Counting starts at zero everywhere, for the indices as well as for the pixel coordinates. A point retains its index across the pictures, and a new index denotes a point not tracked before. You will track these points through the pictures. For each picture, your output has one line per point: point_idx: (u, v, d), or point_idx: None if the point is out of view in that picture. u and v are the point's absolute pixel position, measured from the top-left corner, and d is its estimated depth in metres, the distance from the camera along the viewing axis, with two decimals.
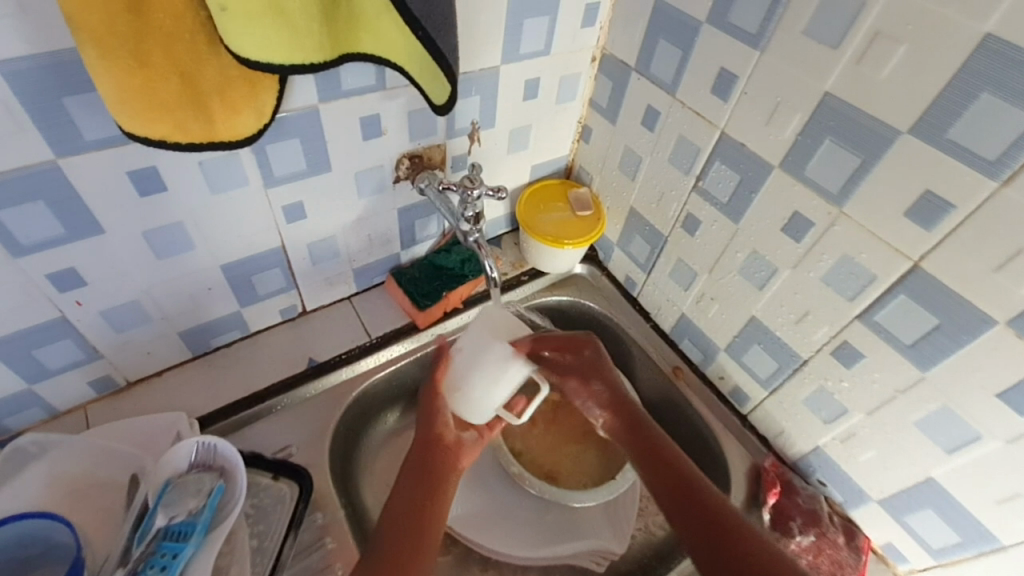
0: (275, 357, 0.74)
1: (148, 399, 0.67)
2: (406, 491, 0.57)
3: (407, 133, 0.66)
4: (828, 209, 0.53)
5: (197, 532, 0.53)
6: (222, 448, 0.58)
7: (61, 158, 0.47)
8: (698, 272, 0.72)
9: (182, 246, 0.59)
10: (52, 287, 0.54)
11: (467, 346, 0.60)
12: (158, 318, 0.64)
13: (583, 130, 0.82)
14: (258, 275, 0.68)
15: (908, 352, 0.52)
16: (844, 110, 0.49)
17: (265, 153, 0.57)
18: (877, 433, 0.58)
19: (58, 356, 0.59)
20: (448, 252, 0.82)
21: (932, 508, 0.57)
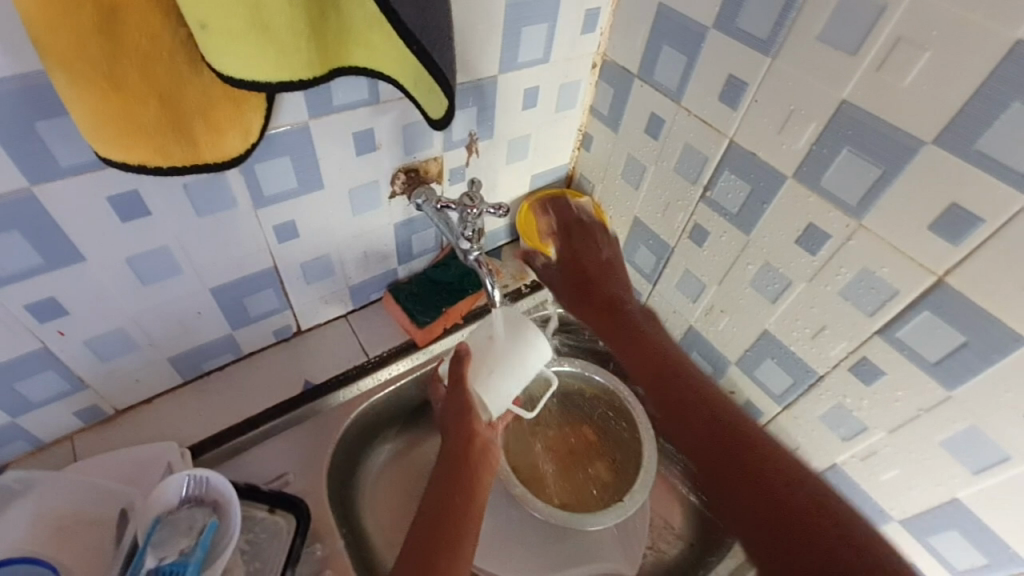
0: (270, 380, 0.71)
1: (137, 428, 0.65)
2: (437, 489, 0.52)
3: (403, 146, 0.63)
4: (845, 221, 0.51)
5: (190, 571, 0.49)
6: (215, 481, 0.55)
7: (36, 186, 0.44)
8: (707, 284, 0.69)
9: (169, 271, 0.56)
10: (32, 319, 0.51)
11: (500, 335, 0.57)
12: (146, 345, 0.61)
13: (584, 137, 0.79)
14: (250, 296, 0.65)
15: (932, 370, 0.49)
16: (863, 119, 0.46)
17: (254, 172, 0.54)
18: (900, 452, 0.55)
19: (41, 388, 0.56)
20: (446, 266, 0.79)
21: (959, 529, 0.54)
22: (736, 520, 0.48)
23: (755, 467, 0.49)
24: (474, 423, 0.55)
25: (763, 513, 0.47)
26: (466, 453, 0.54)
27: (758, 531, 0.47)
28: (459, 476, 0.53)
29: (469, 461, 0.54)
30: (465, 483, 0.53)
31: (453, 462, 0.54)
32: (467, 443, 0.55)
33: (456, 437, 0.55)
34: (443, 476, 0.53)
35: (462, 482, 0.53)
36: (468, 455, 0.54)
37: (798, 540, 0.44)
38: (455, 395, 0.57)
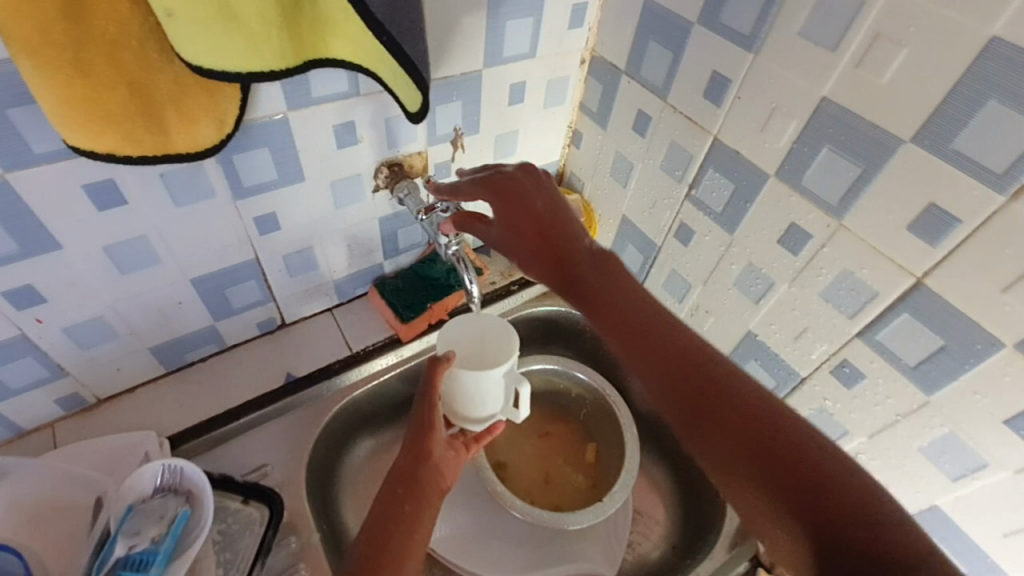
0: (253, 372, 0.71)
1: (118, 416, 0.65)
2: (377, 515, 0.49)
3: (385, 139, 0.63)
4: (827, 220, 0.50)
5: (158, 562, 0.49)
6: (188, 471, 0.55)
7: (9, 172, 0.44)
8: (692, 283, 0.69)
9: (147, 260, 0.56)
10: (9, 305, 0.51)
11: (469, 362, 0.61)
12: (126, 333, 0.61)
13: (573, 134, 0.78)
14: (232, 287, 0.65)
15: (911, 374, 0.49)
16: (843, 117, 0.46)
17: (232, 163, 0.54)
18: (879, 457, 0.54)
19: (19, 375, 0.57)
20: (433, 262, 0.79)
21: (937, 538, 0.53)
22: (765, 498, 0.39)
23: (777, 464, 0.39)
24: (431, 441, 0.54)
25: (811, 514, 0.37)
26: (416, 473, 0.52)
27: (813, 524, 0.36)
28: (411, 494, 0.51)
29: (419, 479, 0.51)
30: (407, 511, 0.50)
31: (400, 482, 0.51)
32: (420, 461, 0.53)
33: (411, 454, 0.53)
34: (386, 500, 0.50)
35: (407, 506, 0.50)
36: (420, 473, 0.52)
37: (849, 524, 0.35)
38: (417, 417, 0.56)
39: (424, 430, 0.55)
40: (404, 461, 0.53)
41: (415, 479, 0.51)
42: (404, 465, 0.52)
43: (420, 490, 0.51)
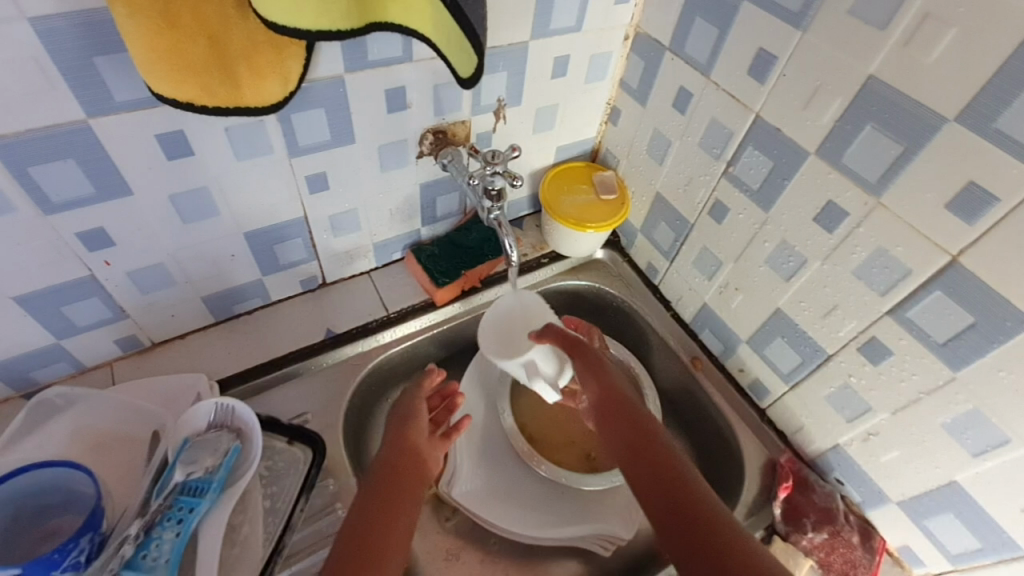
0: (295, 326, 0.75)
1: (170, 360, 0.69)
2: (370, 490, 0.52)
3: (432, 106, 0.65)
4: (864, 198, 0.51)
5: (212, 489, 0.54)
6: (239, 411, 0.59)
7: (92, 119, 0.47)
8: (722, 261, 0.70)
9: (207, 211, 0.60)
10: (83, 246, 0.55)
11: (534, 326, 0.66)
12: (182, 281, 0.65)
13: (611, 111, 0.80)
14: (281, 243, 0.68)
15: (938, 350, 0.50)
16: (888, 94, 0.46)
17: (290, 121, 0.57)
18: (901, 432, 0.56)
19: (85, 314, 0.61)
20: (468, 231, 0.82)
21: (953, 514, 0.54)
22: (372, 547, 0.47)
23: (367, 539, 0.48)
24: (412, 435, 0.59)
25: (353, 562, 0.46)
26: (396, 462, 0.56)
27: (365, 559, 0.46)
28: (397, 472, 0.55)
29: (405, 467, 0.56)
30: (400, 492, 0.53)
31: (388, 470, 0.55)
32: (402, 453, 0.57)
33: (394, 444, 0.58)
34: (374, 490, 0.52)
35: (396, 492, 0.53)
36: (405, 465, 0.56)
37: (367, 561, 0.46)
38: (398, 422, 0.61)
39: (407, 426, 0.60)
40: (390, 451, 0.57)
41: (400, 466, 0.56)
42: (392, 450, 0.57)
43: (400, 492, 0.53)
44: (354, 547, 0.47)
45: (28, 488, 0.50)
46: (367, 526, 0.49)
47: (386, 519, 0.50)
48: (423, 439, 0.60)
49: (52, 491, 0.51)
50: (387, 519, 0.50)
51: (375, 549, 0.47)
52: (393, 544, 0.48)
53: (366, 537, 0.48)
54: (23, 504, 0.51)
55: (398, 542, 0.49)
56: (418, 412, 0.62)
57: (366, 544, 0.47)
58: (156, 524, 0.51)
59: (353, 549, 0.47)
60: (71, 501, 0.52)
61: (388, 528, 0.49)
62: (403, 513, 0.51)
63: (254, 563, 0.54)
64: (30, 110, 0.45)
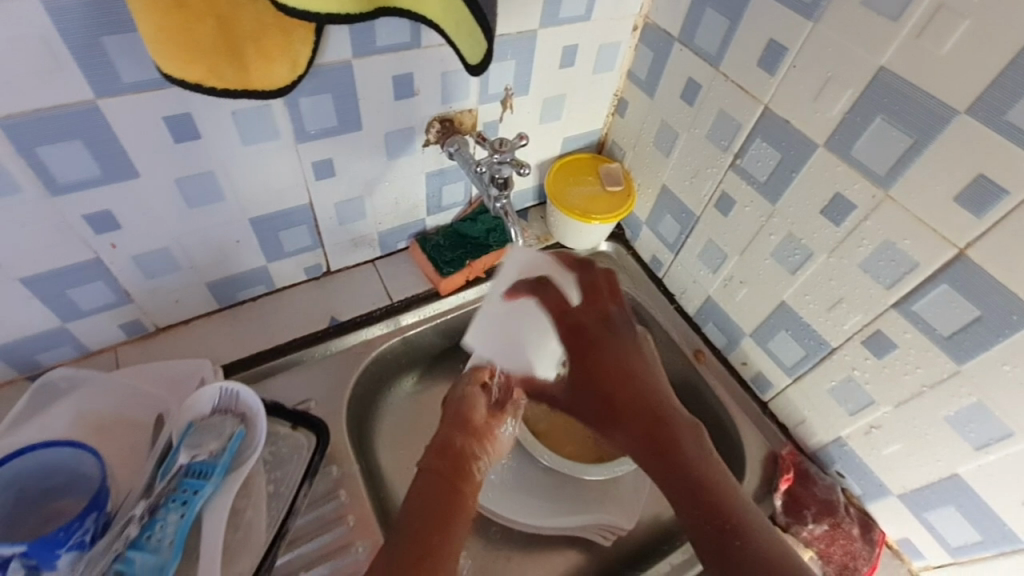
0: (300, 313, 0.75)
1: (174, 345, 0.69)
2: (437, 462, 0.51)
3: (439, 94, 0.65)
4: (873, 191, 0.51)
5: (216, 473, 0.54)
6: (242, 395, 0.59)
7: (99, 99, 0.47)
8: (728, 254, 0.70)
9: (213, 195, 0.60)
10: (89, 229, 0.55)
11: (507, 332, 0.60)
12: (187, 266, 0.65)
13: (618, 103, 0.80)
14: (286, 230, 0.68)
15: (943, 344, 0.50)
16: (899, 86, 0.46)
17: (298, 106, 0.57)
18: (903, 426, 0.56)
19: (89, 297, 0.61)
20: (474, 221, 0.82)
21: (954, 506, 0.55)
22: (442, 515, 0.46)
23: (439, 508, 0.47)
24: (473, 411, 0.58)
25: (428, 531, 0.45)
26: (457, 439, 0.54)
27: (438, 528, 0.45)
28: (462, 447, 0.53)
29: (467, 442, 0.54)
30: (466, 464, 0.52)
31: (451, 445, 0.54)
32: (464, 429, 0.56)
33: (455, 421, 0.57)
34: (442, 461, 0.51)
35: (461, 465, 0.52)
36: (467, 440, 0.55)
37: (439, 530, 0.45)
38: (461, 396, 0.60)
39: (467, 402, 0.59)
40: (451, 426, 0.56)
41: (461, 445, 0.54)
42: (452, 427, 0.56)
43: (467, 466, 0.52)
44: (428, 513, 0.46)
45: (33, 469, 0.50)
46: (439, 493, 0.48)
47: (457, 490, 0.49)
48: (482, 416, 0.59)
49: (57, 473, 0.51)
50: (458, 490, 0.49)
51: (449, 518, 0.46)
52: (463, 515, 0.47)
53: (438, 505, 0.47)
54: (26, 485, 0.51)
55: (465, 514, 0.48)
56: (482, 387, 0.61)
57: (436, 513, 0.46)
58: (160, 506, 0.51)
59: (428, 515, 0.46)
60: (75, 483, 0.52)
61: (461, 499, 0.48)
62: (467, 486, 0.50)
63: (257, 547, 0.54)
64: (37, 89, 0.44)
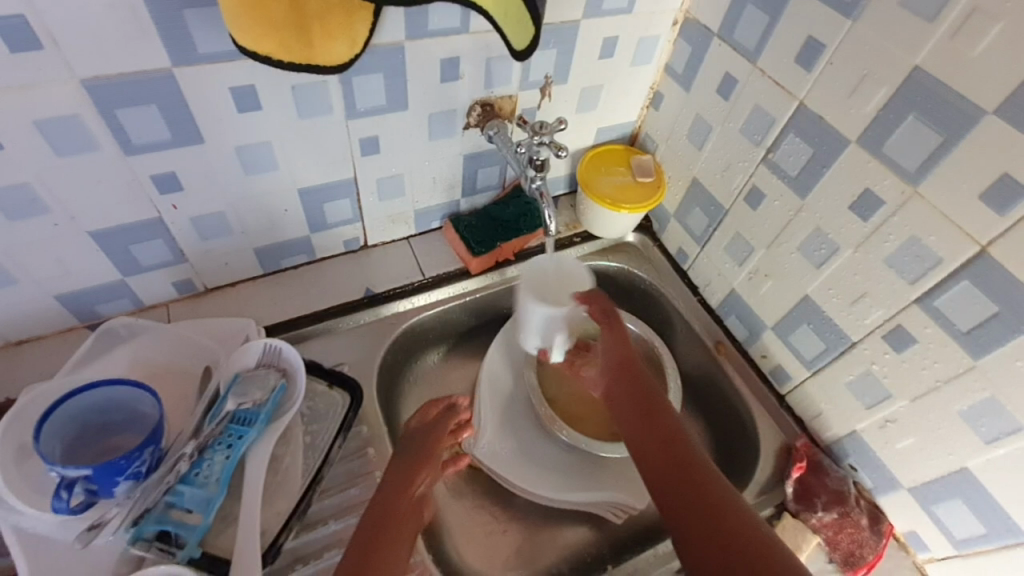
0: (337, 283, 0.79)
1: (221, 305, 0.74)
2: (371, 519, 0.51)
3: (482, 79, 0.68)
4: (901, 187, 0.52)
5: (260, 421, 0.58)
6: (286, 352, 0.63)
7: (176, 68, 0.51)
8: (754, 247, 0.72)
9: (267, 165, 0.64)
10: (155, 189, 0.60)
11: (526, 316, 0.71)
12: (238, 231, 0.69)
13: (654, 96, 0.81)
14: (330, 202, 0.72)
15: (962, 339, 0.51)
16: (933, 85, 0.48)
17: (351, 84, 0.60)
18: (918, 420, 0.57)
19: (149, 254, 0.65)
20: (505, 204, 0.84)
21: (962, 499, 0.56)
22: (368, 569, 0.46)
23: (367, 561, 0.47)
24: (416, 474, 0.59)
25: None
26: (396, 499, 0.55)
27: None
28: (398, 507, 0.54)
29: (404, 506, 0.55)
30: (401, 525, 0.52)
31: (390, 504, 0.54)
32: (406, 489, 0.57)
33: (399, 479, 0.57)
34: (374, 518, 0.52)
35: (394, 525, 0.52)
36: (403, 502, 0.55)
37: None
38: (409, 453, 0.61)
39: (416, 463, 0.60)
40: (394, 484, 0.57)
41: (399, 505, 0.54)
42: (394, 484, 0.57)
43: (398, 528, 0.52)
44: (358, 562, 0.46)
45: (94, 405, 0.54)
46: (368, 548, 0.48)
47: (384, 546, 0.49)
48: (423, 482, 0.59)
49: (116, 410, 0.55)
50: (386, 547, 0.49)
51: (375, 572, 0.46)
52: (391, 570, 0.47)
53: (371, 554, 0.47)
54: (87, 420, 0.54)
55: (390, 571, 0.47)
56: (433, 451, 0.62)
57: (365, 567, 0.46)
58: (209, 448, 0.56)
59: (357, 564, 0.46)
60: (130, 422, 0.56)
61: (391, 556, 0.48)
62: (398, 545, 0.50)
63: (293, 491, 0.58)
64: (122, 55, 0.48)
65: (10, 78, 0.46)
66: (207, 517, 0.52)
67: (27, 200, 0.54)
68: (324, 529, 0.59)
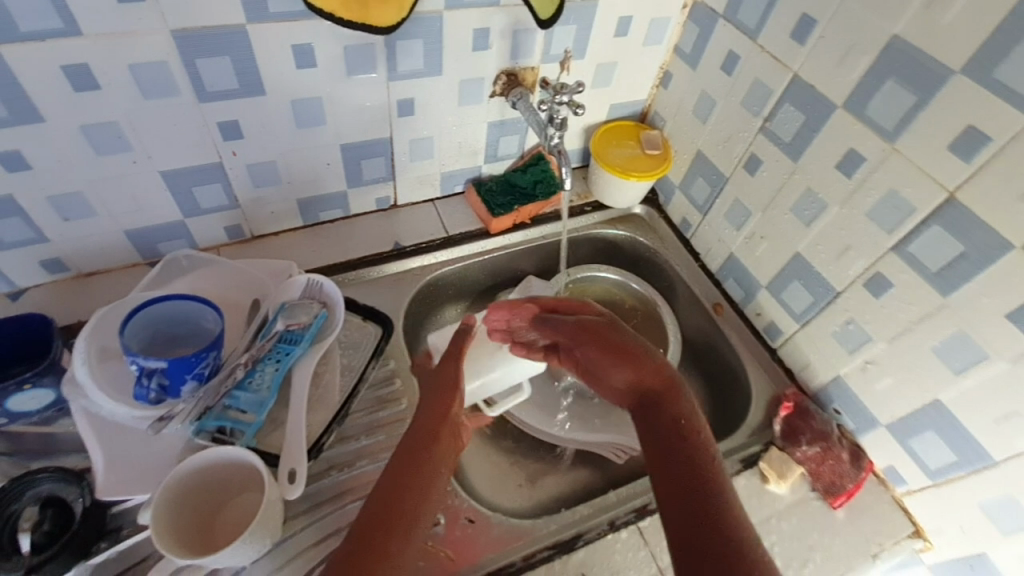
0: (368, 237, 0.86)
1: (265, 251, 0.82)
2: (400, 455, 0.51)
3: (509, 49, 0.75)
4: (881, 145, 0.59)
5: (304, 342, 0.66)
6: (327, 287, 0.70)
7: (249, 24, 0.59)
8: (752, 211, 0.78)
9: (317, 119, 0.71)
10: (220, 135, 0.68)
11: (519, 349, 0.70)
12: (286, 182, 0.77)
13: (664, 76, 0.88)
14: (367, 160, 0.80)
15: (932, 280, 0.58)
16: (908, 52, 0.54)
17: (395, 47, 0.68)
18: (894, 359, 0.63)
19: (208, 197, 0.73)
20: (524, 172, 0.91)
21: (935, 431, 0.62)
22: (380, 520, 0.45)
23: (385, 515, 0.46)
24: (449, 402, 0.58)
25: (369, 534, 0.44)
26: (426, 434, 0.54)
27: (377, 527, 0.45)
28: (430, 442, 0.53)
29: (442, 436, 0.55)
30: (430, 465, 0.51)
31: (428, 435, 0.54)
32: (442, 420, 0.57)
33: (433, 411, 0.57)
34: (405, 454, 0.51)
35: (426, 463, 0.51)
36: (438, 435, 0.54)
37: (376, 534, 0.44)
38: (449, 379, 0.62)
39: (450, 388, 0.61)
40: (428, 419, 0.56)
41: (437, 436, 0.54)
42: (429, 415, 0.56)
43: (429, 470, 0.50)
44: (375, 515, 0.46)
45: (166, 315, 0.62)
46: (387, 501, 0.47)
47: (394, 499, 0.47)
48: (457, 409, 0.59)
49: (182, 321, 0.63)
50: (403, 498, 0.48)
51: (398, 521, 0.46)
52: (410, 526, 0.46)
53: (393, 501, 0.47)
54: (158, 328, 0.62)
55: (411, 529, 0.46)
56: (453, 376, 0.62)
57: (380, 519, 0.45)
58: (261, 360, 0.64)
59: (374, 516, 0.45)
60: (194, 333, 0.64)
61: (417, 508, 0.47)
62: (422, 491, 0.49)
63: (331, 405, 0.66)
64: (206, 11, 0.57)
65: (114, 26, 0.55)
66: (261, 415, 0.61)
67: (114, 137, 0.63)
68: (355, 443, 0.66)
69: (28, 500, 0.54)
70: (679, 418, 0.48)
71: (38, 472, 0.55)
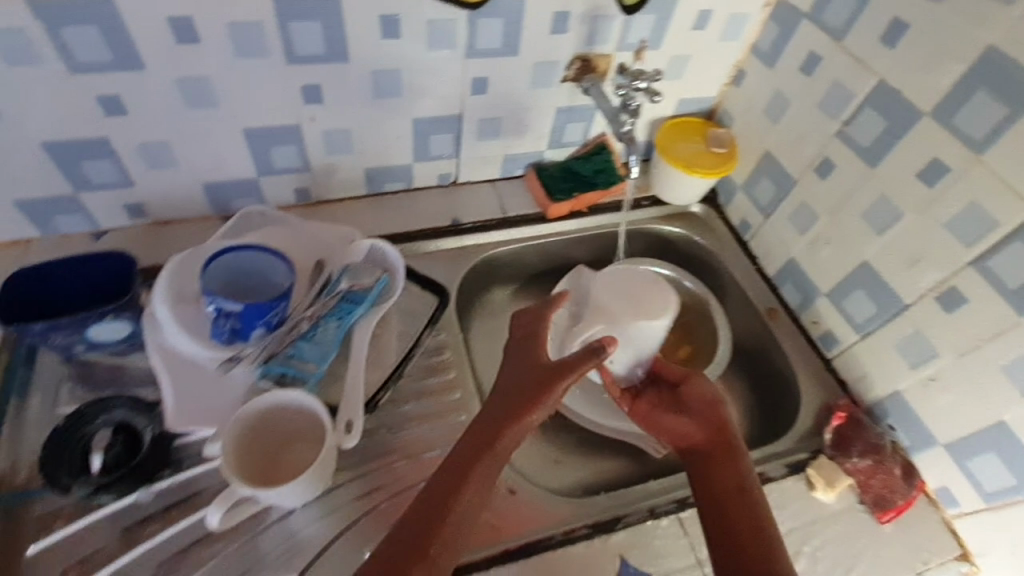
0: (427, 212, 0.88)
1: (328, 216, 0.84)
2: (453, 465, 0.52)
3: (585, 35, 0.75)
4: (968, 155, 0.57)
5: (365, 304, 0.68)
6: (388, 254, 0.72)
7: None
8: (819, 215, 0.76)
9: (393, 90, 0.73)
10: (302, 99, 0.70)
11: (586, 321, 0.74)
12: (356, 150, 0.79)
13: (736, 74, 0.87)
14: (435, 135, 0.81)
15: (1011, 297, 0.56)
16: (1010, 58, 0.53)
17: (477, 24, 0.70)
18: (960, 376, 0.62)
19: (282, 157, 0.76)
20: (587, 160, 0.91)
21: (997, 453, 0.60)
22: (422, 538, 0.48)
23: (427, 532, 0.49)
24: (523, 405, 0.55)
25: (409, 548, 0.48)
26: (483, 441, 0.54)
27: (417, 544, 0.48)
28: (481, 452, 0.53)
29: (497, 443, 0.53)
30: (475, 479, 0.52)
31: (480, 440, 0.54)
32: (502, 422, 0.55)
33: (503, 410, 0.55)
34: (457, 464, 0.53)
35: (467, 481, 0.51)
36: (491, 443, 0.53)
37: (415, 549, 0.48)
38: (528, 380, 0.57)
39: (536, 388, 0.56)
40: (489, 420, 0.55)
41: (485, 446, 0.53)
42: (489, 416, 0.55)
43: (473, 484, 0.51)
44: (415, 531, 0.49)
45: (240, 266, 0.65)
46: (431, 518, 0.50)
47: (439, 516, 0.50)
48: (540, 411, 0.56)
49: (253, 273, 0.66)
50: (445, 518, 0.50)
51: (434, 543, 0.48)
52: (442, 545, 0.49)
53: (434, 519, 0.49)
54: (231, 277, 0.65)
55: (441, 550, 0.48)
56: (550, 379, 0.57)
57: (419, 535, 0.49)
58: (324, 317, 0.66)
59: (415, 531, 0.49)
60: (261, 286, 0.67)
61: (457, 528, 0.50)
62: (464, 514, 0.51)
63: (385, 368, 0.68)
64: None
65: None
66: (323, 366, 0.64)
67: (205, 92, 0.66)
68: (404, 407, 0.67)
69: (101, 423, 0.58)
70: (738, 479, 0.58)
71: (111, 398, 0.59)
